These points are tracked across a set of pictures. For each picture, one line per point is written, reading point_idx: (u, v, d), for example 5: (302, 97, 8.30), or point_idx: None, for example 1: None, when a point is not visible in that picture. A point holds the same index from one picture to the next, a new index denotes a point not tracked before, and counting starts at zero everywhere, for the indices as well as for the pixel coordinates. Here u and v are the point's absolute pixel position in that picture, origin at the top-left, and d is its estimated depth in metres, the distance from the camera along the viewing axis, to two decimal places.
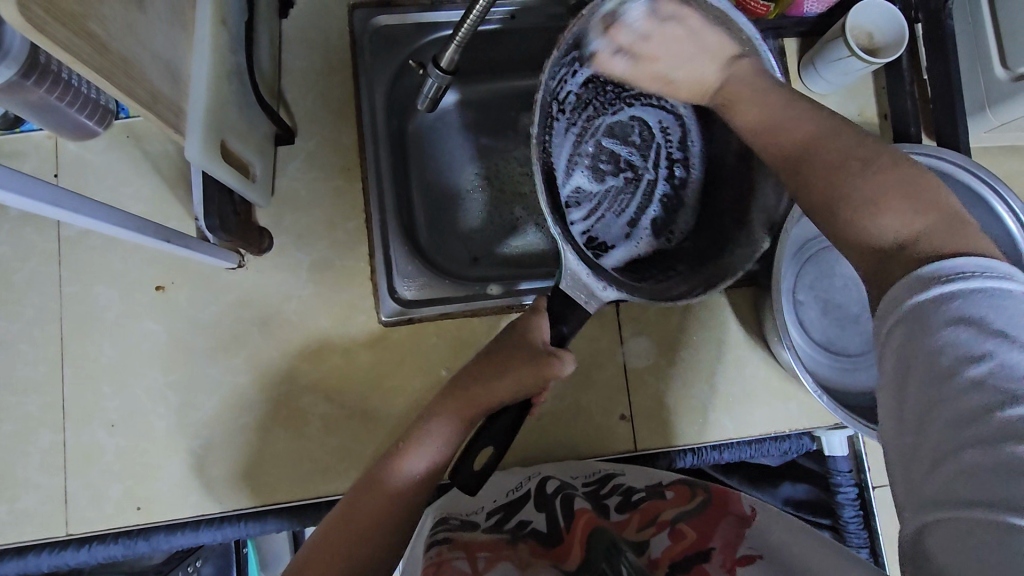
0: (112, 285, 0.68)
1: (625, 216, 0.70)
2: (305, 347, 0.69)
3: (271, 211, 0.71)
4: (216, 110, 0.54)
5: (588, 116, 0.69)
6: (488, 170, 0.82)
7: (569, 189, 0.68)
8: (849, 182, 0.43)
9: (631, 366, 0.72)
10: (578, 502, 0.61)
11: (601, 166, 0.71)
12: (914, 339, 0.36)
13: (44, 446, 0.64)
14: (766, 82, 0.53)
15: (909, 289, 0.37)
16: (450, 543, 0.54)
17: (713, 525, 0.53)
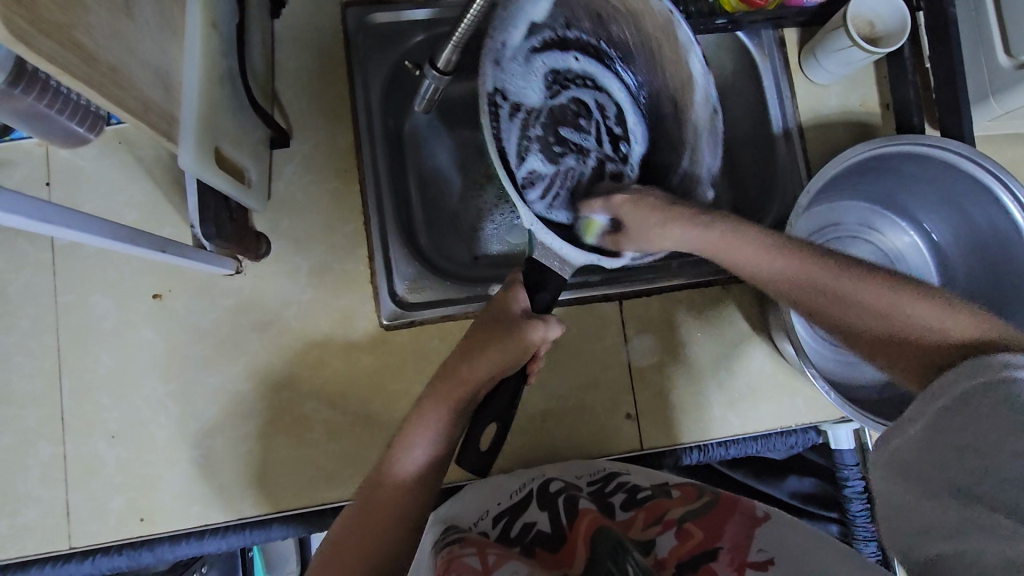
0: (108, 294, 0.67)
1: (578, 191, 0.72)
2: (306, 353, 0.68)
3: (268, 216, 0.70)
4: (208, 116, 0.53)
5: (533, 97, 0.71)
6: (488, 169, 0.80)
7: (524, 170, 0.69)
8: (879, 308, 0.52)
9: (635, 364, 0.72)
10: (582, 502, 0.60)
11: (553, 141, 0.73)
12: (964, 413, 0.46)
13: (44, 459, 0.64)
14: (767, 232, 0.56)
15: (964, 372, 0.47)
16: (460, 543, 0.54)
17: (721, 526, 0.53)
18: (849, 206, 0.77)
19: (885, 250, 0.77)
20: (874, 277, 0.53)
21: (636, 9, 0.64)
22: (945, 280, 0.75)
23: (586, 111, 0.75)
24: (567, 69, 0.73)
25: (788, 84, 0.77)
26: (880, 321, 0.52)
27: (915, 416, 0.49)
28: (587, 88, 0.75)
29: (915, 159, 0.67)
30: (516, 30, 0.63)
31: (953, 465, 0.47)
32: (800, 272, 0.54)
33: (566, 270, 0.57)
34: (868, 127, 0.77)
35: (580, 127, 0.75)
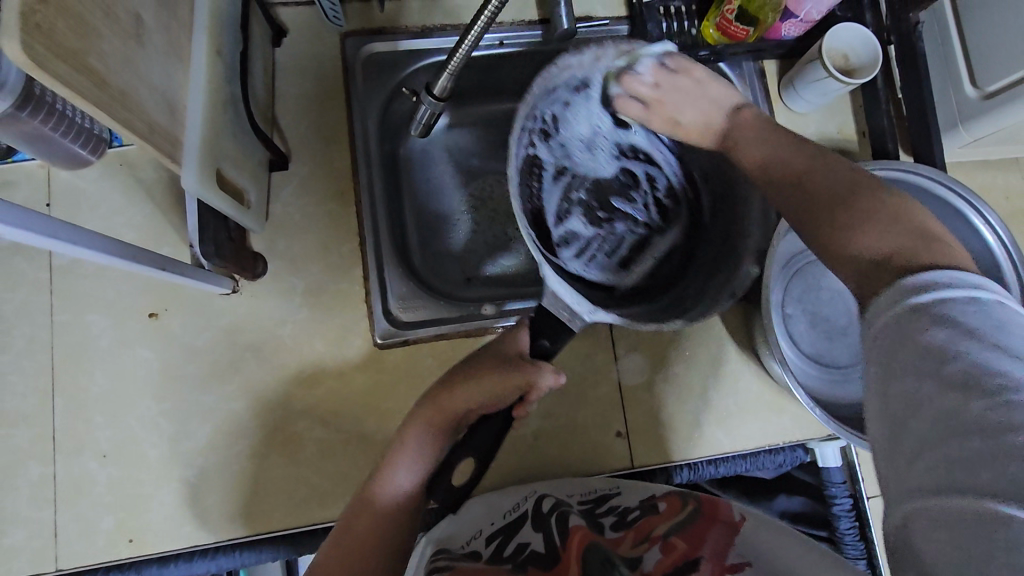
0: (104, 313, 0.67)
1: (614, 257, 0.75)
2: (300, 371, 0.69)
3: (265, 236, 0.71)
4: (211, 139, 0.54)
5: (593, 170, 0.77)
6: (481, 192, 0.83)
7: (560, 230, 0.75)
8: (851, 218, 0.47)
9: (626, 383, 0.73)
10: (573, 519, 0.61)
11: (600, 211, 0.76)
12: (905, 350, 0.39)
13: (34, 478, 0.63)
14: (762, 126, 0.59)
15: (886, 299, 0.42)
16: (452, 572, 0.53)
17: (703, 536, 0.57)
18: None
19: None
20: (856, 179, 0.50)
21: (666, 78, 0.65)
22: None
23: (639, 183, 0.76)
24: (625, 141, 0.75)
25: (768, 112, 0.80)
26: (838, 237, 0.48)
27: (873, 330, 0.42)
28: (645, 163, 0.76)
29: (892, 185, 0.70)
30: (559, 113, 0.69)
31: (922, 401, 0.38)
32: (797, 162, 0.53)
33: (574, 322, 0.57)
34: (846, 153, 0.80)
35: (629, 200, 0.76)
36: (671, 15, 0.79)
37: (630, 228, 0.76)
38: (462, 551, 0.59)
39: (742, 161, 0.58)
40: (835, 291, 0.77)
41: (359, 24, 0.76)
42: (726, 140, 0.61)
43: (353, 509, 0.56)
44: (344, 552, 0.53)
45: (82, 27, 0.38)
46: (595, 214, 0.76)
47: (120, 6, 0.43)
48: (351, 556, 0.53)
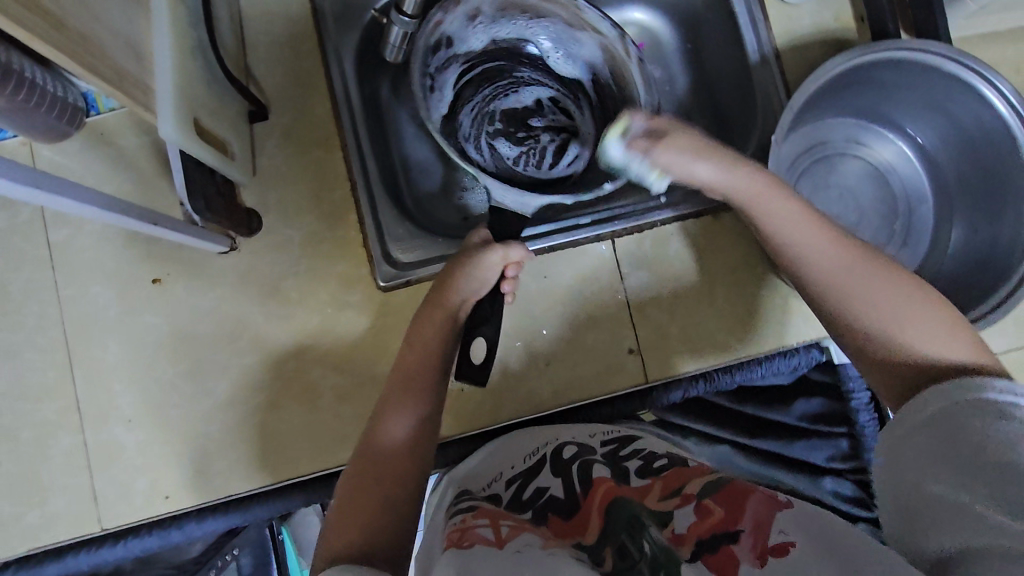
0: (107, 283, 0.67)
1: (544, 165, 0.78)
2: (308, 321, 0.69)
3: (255, 191, 0.70)
4: (185, 87, 0.53)
5: (500, 100, 0.78)
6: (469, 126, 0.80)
7: (490, 158, 0.77)
8: (874, 303, 0.53)
9: (634, 300, 0.72)
10: (597, 469, 0.60)
11: (518, 129, 0.78)
12: (950, 426, 0.47)
13: (65, 448, 0.65)
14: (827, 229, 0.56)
15: (949, 393, 0.48)
16: (473, 510, 0.56)
17: (740, 500, 0.50)
18: (835, 125, 0.75)
19: (874, 163, 0.75)
20: (879, 265, 0.54)
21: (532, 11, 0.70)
22: (934, 184, 0.74)
23: (540, 106, 0.79)
24: (514, 71, 0.77)
25: (760, 6, 0.76)
26: (884, 316, 0.53)
27: (900, 425, 0.50)
28: (541, 81, 0.78)
29: (895, 66, 0.66)
30: (459, 62, 0.75)
31: (944, 465, 0.47)
32: (842, 260, 0.55)
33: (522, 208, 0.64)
34: (844, 42, 0.77)
35: (537, 120, 0.79)
36: None
37: (547, 141, 0.78)
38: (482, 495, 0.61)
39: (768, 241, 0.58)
40: (842, 188, 0.75)
41: None
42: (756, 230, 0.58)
43: (355, 471, 0.53)
44: (356, 511, 0.50)
45: None
46: (511, 136, 0.78)
47: None
48: (371, 508, 0.50)
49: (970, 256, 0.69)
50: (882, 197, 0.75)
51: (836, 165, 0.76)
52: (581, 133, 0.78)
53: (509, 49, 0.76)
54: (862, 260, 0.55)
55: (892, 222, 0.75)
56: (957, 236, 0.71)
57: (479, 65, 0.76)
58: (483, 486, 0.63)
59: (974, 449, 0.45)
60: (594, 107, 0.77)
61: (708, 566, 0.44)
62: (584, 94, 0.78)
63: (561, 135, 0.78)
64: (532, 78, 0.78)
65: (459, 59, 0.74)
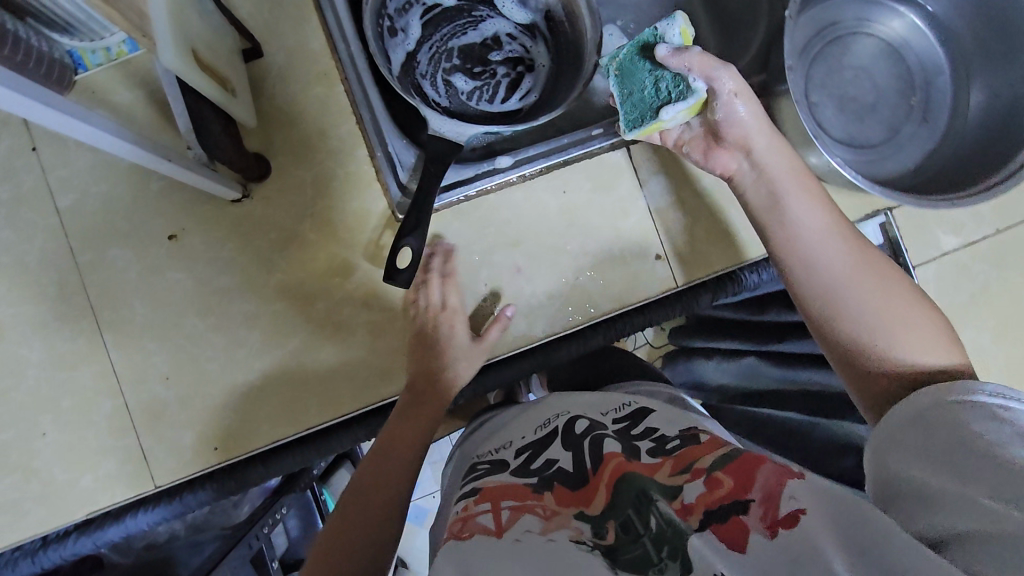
0: (124, 245, 0.66)
1: (497, 100, 0.85)
2: (332, 261, 0.69)
3: (259, 134, 0.68)
4: (179, 14, 0.51)
5: (459, 37, 0.84)
6: (440, 63, 0.84)
7: (447, 92, 0.84)
8: (871, 307, 0.56)
9: (655, 208, 0.73)
10: (608, 444, 0.56)
11: (475, 65, 0.85)
12: (941, 423, 0.48)
13: (108, 412, 0.65)
14: (838, 236, 0.60)
15: (935, 392, 0.50)
16: (476, 495, 0.55)
17: (750, 471, 0.48)
18: (843, 3, 0.73)
19: (887, 40, 0.74)
20: (884, 276, 0.58)
21: None
22: (951, 53, 0.72)
23: (497, 43, 0.85)
24: (470, 9, 0.84)
25: None
26: (879, 320, 0.56)
27: (893, 418, 0.51)
28: (499, 18, 0.85)
29: None
30: (421, 8, 0.81)
31: (931, 459, 0.46)
32: (850, 268, 0.58)
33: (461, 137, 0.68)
34: None
35: (493, 56, 0.85)
36: None
37: (501, 76, 0.85)
38: (493, 463, 0.60)
39: (776, 237, 0.62)
40: (857, 69, 0.73)
41: None
42: (775, 215, 0.62)
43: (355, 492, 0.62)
44: (342, 534, 0.59)
45: None
46: (468, 73, 0.85)
47: None
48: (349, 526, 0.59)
49: (991, 118, 0.68)
50: (898, 73, 0.73)
51: (850, 45, 0.73)
52: (535, 66, 0.85)
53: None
54: (871, 267, 0.58)
55: (910, 97, 0.73)
56: (979, 99, 0.70)
57: (439, 5, 0.82)
58: (493, 451, 0.63)
59: (960, 441, 0.45)
60: (548, 41, 0.85)
61: (718, 537, 0.44)
62: (540, 29, 0.85)
63: (516, 70, 0.85)
64: (492, 16, 0.84)
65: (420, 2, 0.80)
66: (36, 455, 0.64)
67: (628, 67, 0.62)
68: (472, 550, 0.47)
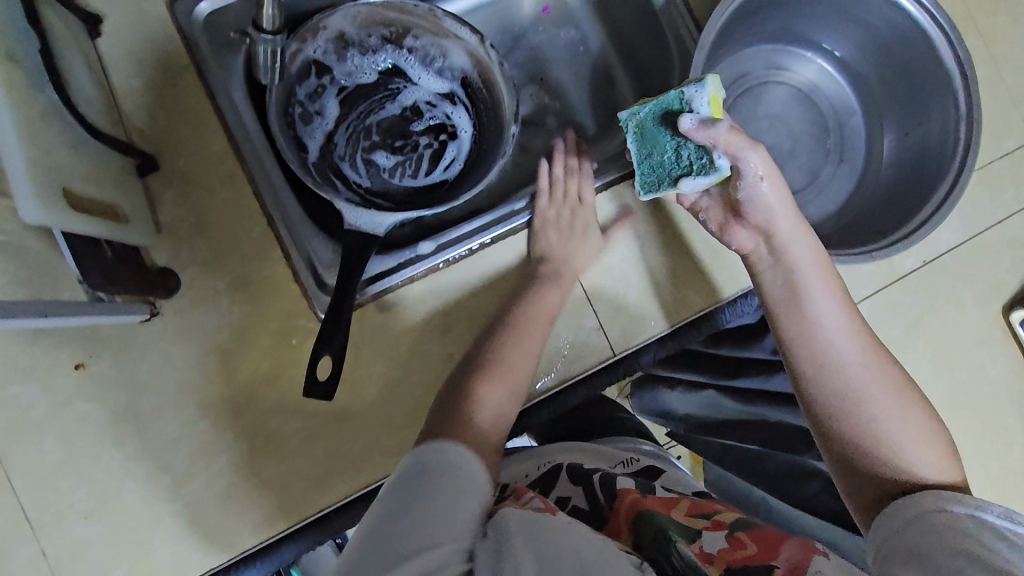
0: (27, 381, 0.62)
1: (422, 174, 0.82)
2: (254, 370, 0.65)
3: (165, 247, 0.65)
4: (42, 157, 0.47)
5: (376, 113, 0.81)
6: (358, 143, 0.80)
7: (369, 171, 0.80)
8: (883, 413, 0.58)
9: (585, 275, 0.70)
10: (620, 484, 0.63)
11: (396, 140, 0.82)
12: (933, 526, 0.51)
13: (24, 564, 0.61)
14: (860, 332, 0.62)
15: (934, 501, 0.53)
16: (510, 495, 0.58)
17: (776, 546, 0.53)
18: (753, 54, 0.72)
19: (799, 86, 0.74)
20: (898, 382, 0.60)
21: (400, 19, 0.76)
22: (860, 95, 0.73)
23: (417, 114, 0.83)
24: (386, 83, 0.81)
25: None
26: (889, 425, 0.58)
27: (888, 521, 0.53)
28: (417, 89, 0.83)
29: None
30: (335, 88, 0.79)
31: (923, 551, 0.49)
32: (867, 368, 0.60)
33: (375, 228, 0.66)
34: None
35: (415, 128, 0.83)
36: None
37: (425, 147, 0.83)
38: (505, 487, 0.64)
39: (789, 328, 0.63)
40: (772, 117, 0.73)
41: None
42: (791, 308, 0.63)
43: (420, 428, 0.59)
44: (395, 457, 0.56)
45: None
46: (389, 148, 0.82)
47: None
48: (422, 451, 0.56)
49: (904, 160, 0.68)
50: (813, 117, 0.73)
51: (763, 95, 0.73)
52: (458, 134, 0.83)
53: (383, 68, 0.81)
54: (884, 372, 0.60)
55: (826, 140, 0.73)
56: (891, 143, 0.71)
57: (353, 84, 0.80)
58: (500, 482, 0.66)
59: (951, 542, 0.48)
60: (469, 108, 0.83)
61: None
62: (460, 97, 0.83)
63: (439, 141, 0.83)
64: (408, 87, 0.82)
65: (332, 84, 0.78)
66: None
67: (649, 130, 0.63)
68: (517, 518, 0.49)
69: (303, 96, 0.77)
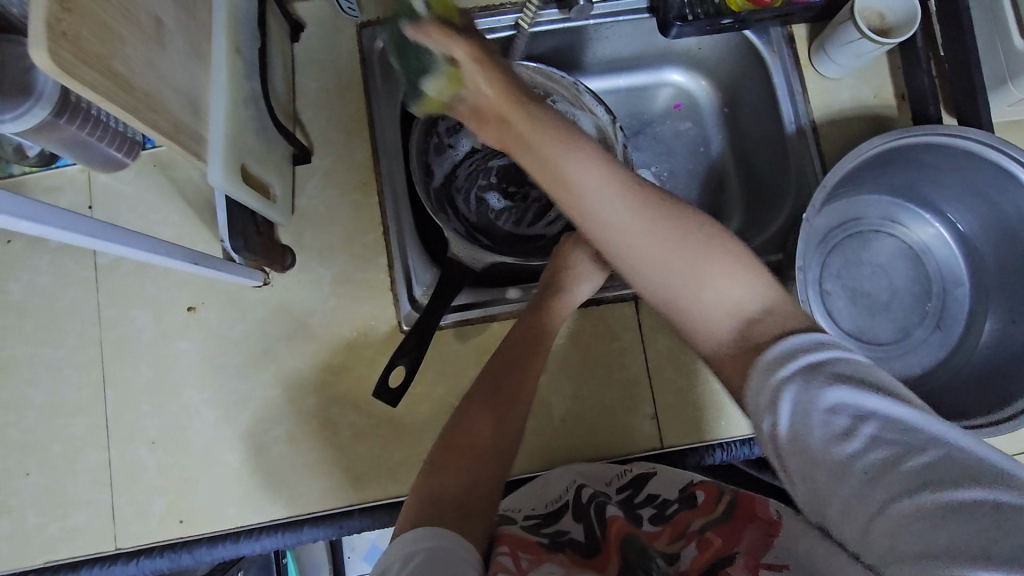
0: (146, 308, 0.70)
1: (524, 224, 0.88)
2: (330, 357, 0.71)
3: (292, 229, 0.73)
4: (236, 136, 0.55)
5: (500, 158, 0.88)
6: (478, 181, 0.88)
7: (479, 209, 0.88)
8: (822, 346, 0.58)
9: (653, 365, 0.73)
10: (610, 509, 0.58)
11: (510, 186, 0.89)
12: (855, 405, 0.44)
13: (91, 464, 0.68)
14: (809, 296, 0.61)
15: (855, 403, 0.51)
16: (497, 541, 0.53)
17: (740, 531, 0.50)
18: (871, 201, 0.75)
19: (909, 244, 0.75)
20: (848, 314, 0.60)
21: (546, 86, 0.83)
22: (973, 270, 0.73)
23: None
24: None
25: (798, 80, 0.78)
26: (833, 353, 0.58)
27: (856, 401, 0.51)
28: None
29: (934, 151, 0.66)
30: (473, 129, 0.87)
31: (885, 459, 0.42)
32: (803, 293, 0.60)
33: (476, 262, 0.72)
34: (884, 119, 0.77)
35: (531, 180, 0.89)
36: None
37: (534, 201, 0.89)
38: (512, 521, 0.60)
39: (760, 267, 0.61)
40: (874, 266, 0.75)
41: (375, 15, 0.77)
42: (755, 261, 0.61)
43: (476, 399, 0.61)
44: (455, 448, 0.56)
45: (105, 32, 0.39)
46: (503, 193, 0.89)
47: (138, 7, 0.43)
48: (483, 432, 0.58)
49: (1004, 349, 0.68)
50: (916, 276, 0.75)
51: (870, 241, 0.75)
52: None
53: None
54: (783, 310, 0.52)
55: (925, 303, 0.74)
56: (991, 329, 0.70)
57: None
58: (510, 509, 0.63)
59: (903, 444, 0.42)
60: None
61: None
62: None
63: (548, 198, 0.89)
64: None
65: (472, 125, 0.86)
66: (16, 493, 0.67)
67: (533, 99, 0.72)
68: None
69: (443, 129, 0.84)
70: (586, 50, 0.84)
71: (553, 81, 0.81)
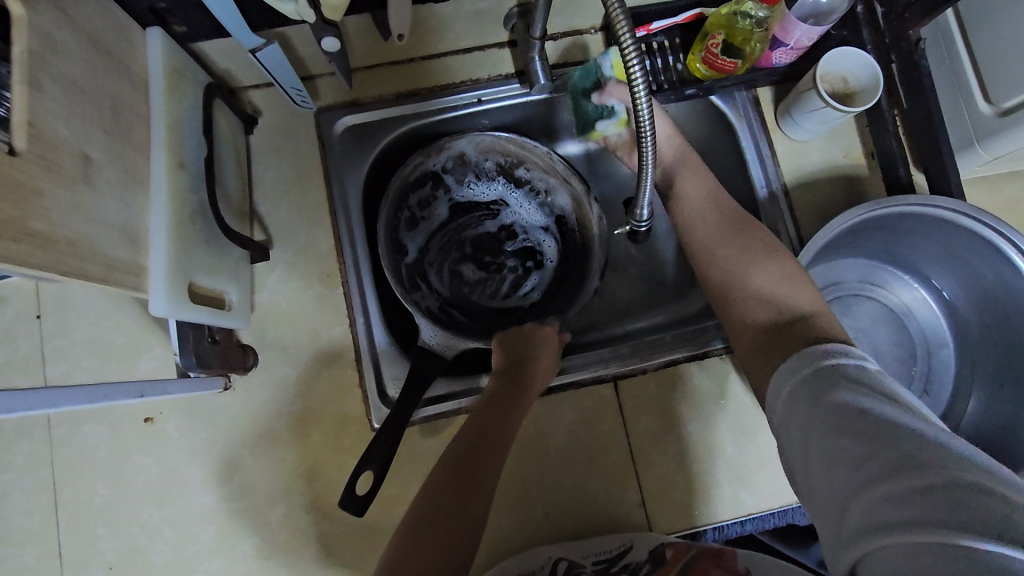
0: (99, 423, 0.66)
1: (502, 295, 0.85)
2: (298, 462, 0.67)
3: (253, 327, 0.70)
4: (181, 256, 0.52)
5: (473, 228, 0.85)
6: (451, 255, 0.85)
7: (452, 283, 0.84)
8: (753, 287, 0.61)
9: (637, 447, 0.71)
10: None
11: (485, 256, 0.86)
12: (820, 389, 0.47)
13: None
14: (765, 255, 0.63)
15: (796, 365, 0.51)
16: None
17: None
18: (848, 265, 0.73)
19: (890, 305, 0.74)
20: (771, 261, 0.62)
21: (519, 153, 0.81)
22: (957, 332, 0.71)
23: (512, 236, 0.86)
24: (491, 202, 0.86)
25: (767, 143, 0.77)
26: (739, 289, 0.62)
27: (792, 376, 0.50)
28: (517, 214, 0.86)
29: (908, 218, 0.64)
30: (445, 199, 0.84)
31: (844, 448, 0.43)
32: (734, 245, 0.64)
33: (448, 351, 0.70)
34: (855, 179, 0.76)
35: (506, 248, 0.86)
36: (655, 51, 0.76)
37: (510, 271, 0.86)
38: None
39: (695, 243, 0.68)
40: (857, 331, 0.73)
41: (332, 99, 0.75)
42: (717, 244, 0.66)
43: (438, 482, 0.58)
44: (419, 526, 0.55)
45: (18, 192, 0.36)
46: (478, 264, 0.85)
47: (60, 153, 0.40)
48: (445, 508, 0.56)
49: (994, 418, 0.66)
50: (899, 340, 0.73)
51: (851, 305, 0.73)
52: (545, 263, 0.86)
53: (493, 188, 0.85)
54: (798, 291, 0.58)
55: (911, 366, 0.72)
56: (980, 394, 0.68)
57: (461, 197, 0.85)
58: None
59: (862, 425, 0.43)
60: (561, 243, 0.86)
61: None
62: (555, 230, 0.86)
63: (524, 266, 0.86)
64: (510, 210, 0.86)
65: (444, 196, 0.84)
66: None
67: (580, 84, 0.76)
68: None
69: (414, 203, 0.82)
70: (552, 119, 0.83)
71: (526, 148, 0.79)
